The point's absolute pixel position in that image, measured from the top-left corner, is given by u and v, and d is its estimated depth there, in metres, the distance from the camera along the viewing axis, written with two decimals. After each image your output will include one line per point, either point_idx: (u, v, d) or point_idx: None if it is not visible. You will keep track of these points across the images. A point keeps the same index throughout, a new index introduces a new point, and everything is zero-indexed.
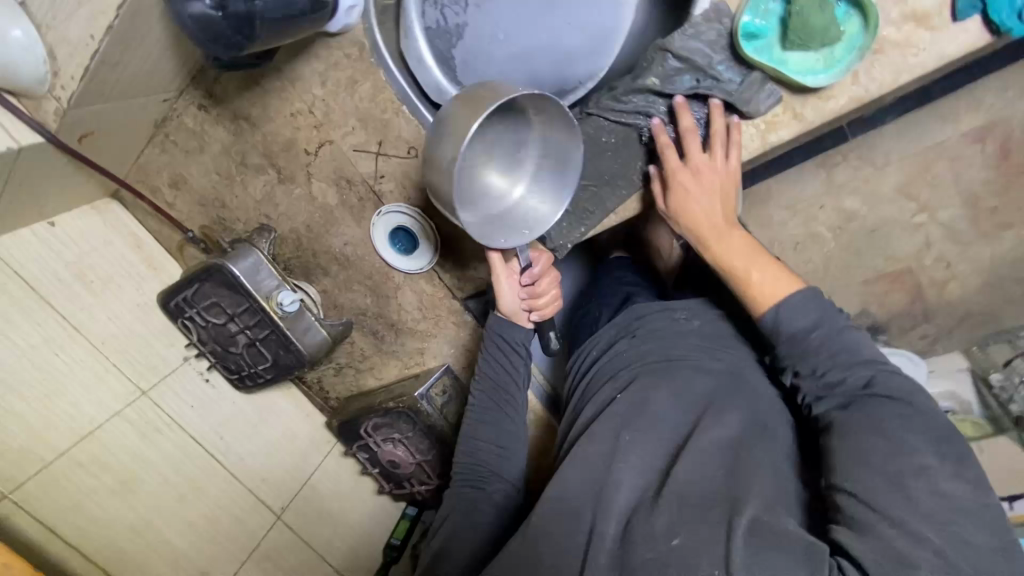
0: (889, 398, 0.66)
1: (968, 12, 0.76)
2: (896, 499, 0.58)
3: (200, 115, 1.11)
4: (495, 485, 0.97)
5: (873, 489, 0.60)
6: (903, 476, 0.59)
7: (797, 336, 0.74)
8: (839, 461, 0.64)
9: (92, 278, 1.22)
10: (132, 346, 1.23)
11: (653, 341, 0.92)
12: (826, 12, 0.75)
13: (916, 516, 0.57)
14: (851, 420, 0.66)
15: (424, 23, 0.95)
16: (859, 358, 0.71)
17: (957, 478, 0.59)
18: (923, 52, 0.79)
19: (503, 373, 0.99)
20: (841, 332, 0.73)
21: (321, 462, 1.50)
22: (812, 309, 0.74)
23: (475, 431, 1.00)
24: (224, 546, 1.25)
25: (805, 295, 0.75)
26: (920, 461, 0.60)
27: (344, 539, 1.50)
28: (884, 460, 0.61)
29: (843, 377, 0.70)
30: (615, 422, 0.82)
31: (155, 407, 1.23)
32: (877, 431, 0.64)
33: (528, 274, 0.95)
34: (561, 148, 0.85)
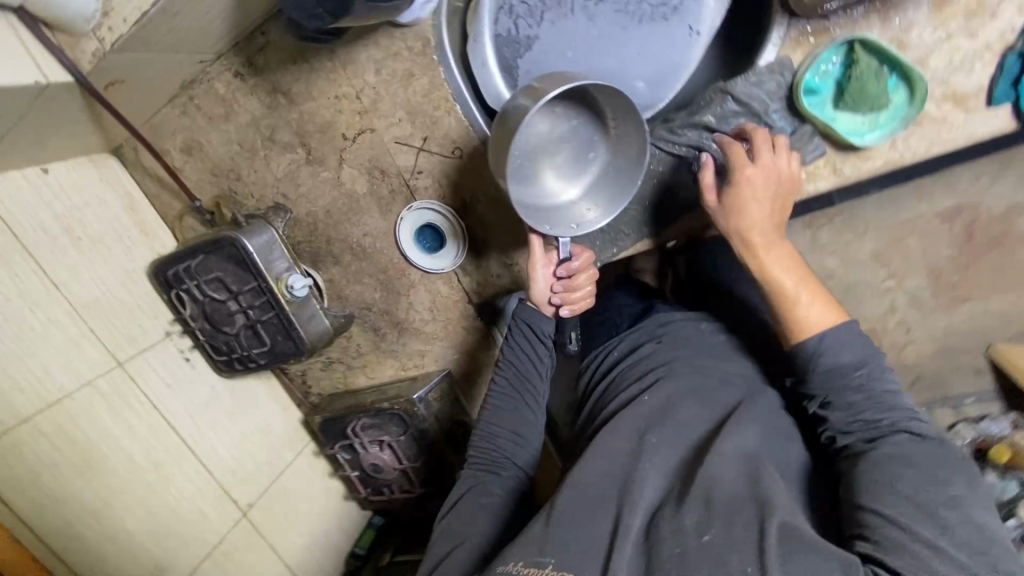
0: (919, 437, 0.71)
1: (1001, 100, 0.83)
2: (924, 521, 0.62)
3: (234, 83, 1.07)
4: (509, 473, 0.90)
5: (901, 509, 0.63)
6: (935, 504, 0.63)
7: (835, 370, 0.77)
8: (869, 483, 0.67)
9: (80, 234, 1.12)
10: (114, 312, 1.14)
11: (683, 349, 0.93)
12: (880, 82, 0.83)
13: (943, 540, 0.60)
14: (881, 451, 0.70)
15: (494, 29, 0.91)
16: (890, 400, 0.75)
17: (981, 512, 0.63)
18: (956, 130, 0.85)
19: (528, 360, 0.95)
20: (876, 371, 0.76)
21: (292, 460, 1.42)
22: (852, 345, 0.77)
23: (492, 418, 0.94)
24: (184, 541, 1.15)
25: (846, 328, 0.78)
26: (952, 493, 0.64)
27: (306, 544, 1.41)
28: (915, 489, 0.64)
29: (878, 416, 0.74)
30: (640, 421, 0.82)
31: (131, 382, 1.14)
32: (907, 462, 0.67)
33: (566, 266, 0.93)
34: (628, 148, 0.88)
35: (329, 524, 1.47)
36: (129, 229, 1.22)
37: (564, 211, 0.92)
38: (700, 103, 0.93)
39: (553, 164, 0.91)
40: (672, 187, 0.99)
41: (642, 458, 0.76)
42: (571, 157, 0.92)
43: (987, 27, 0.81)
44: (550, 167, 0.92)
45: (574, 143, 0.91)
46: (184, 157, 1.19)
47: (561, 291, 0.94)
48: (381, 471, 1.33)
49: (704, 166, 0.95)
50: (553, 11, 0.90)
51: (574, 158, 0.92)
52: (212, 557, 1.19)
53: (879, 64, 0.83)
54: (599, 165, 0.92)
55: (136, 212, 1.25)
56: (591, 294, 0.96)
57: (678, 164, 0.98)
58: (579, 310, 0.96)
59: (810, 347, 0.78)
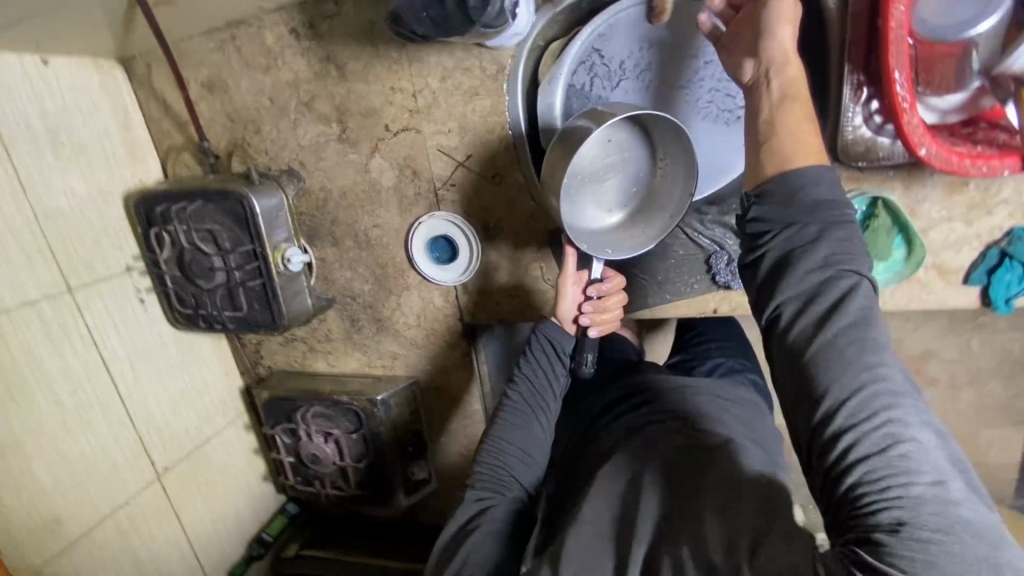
0: (869, 312, 0.60)
1: (977, 282, 0.86)
2: (890, 448, 0.55)
3: (286, 38, 1.02)
4: (517, 491, 0.91)
5: (865, 433, 0.56)
6: (889, 425, 0.56)
7: (814, 209, 0.64)
8: (831, 393, 0.58)
9: (64, 139, 1.02)
10: (80, 231, 1.04)
11: (665, 388, 0.93)
12: (885, 239, 0.86)
13: (904, 468, 0.54)
14: (840, 337, 0.59)
15: (570, 80, 0.93)
16: (854, 258, 0.63)
17: (928, 430, 0.57)
18: (933, 294, 0.89)
19: (544, 377, 0.97)
20: (847, 223, 0.64)
21: (222, 429, 1.30)
22: (832, 186, 0.65)
23: (504, 433, 0.94)
24: (89, 497, 1.02)
25: (829, 170, 0.66)
26: (897, 402, 0.57)
27: (215, 526, 1.27)
28: (866, 395, 0.57)
29: (833, 281, 0.61)
30: (628, 460, 0.81)
31: (74, 311, 1.02)
32: (862, 362, 0.58)
33: (597, 288, 0.95)
34: (676, 175, 0.89)
35: (243, 508, 1.35)
36: (117, 146, 1.11)
37: (617, 231, 0.92)
38: (733, 203, 0.94)
39: (611, 182, 0.90)
40: (681, 274, 0.99)
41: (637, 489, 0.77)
42: (628, 174, 0.91)
43: (985, 218, 0.83)
44: (608, 184, 0.90)
45: (631, 160, 0.89)
46: (204, 93, 1.11)
47: (590, 312, 0.95)
48: (318, 462, 1.28)
49: (719, 261, 0.97)
50: (630, 82, 0.92)
51: (631, 175, 0.91)
52: (112, 521, 1.06)
53: (890, 224, 0.86)
54: (656, 182, 0.91)
55: (129, 131, 1.14)
56: (619, 314, 0.97)
57: (694, 254, 0.98)
58: (606, 330, 0.97)
59: (798, 180, 0.65)
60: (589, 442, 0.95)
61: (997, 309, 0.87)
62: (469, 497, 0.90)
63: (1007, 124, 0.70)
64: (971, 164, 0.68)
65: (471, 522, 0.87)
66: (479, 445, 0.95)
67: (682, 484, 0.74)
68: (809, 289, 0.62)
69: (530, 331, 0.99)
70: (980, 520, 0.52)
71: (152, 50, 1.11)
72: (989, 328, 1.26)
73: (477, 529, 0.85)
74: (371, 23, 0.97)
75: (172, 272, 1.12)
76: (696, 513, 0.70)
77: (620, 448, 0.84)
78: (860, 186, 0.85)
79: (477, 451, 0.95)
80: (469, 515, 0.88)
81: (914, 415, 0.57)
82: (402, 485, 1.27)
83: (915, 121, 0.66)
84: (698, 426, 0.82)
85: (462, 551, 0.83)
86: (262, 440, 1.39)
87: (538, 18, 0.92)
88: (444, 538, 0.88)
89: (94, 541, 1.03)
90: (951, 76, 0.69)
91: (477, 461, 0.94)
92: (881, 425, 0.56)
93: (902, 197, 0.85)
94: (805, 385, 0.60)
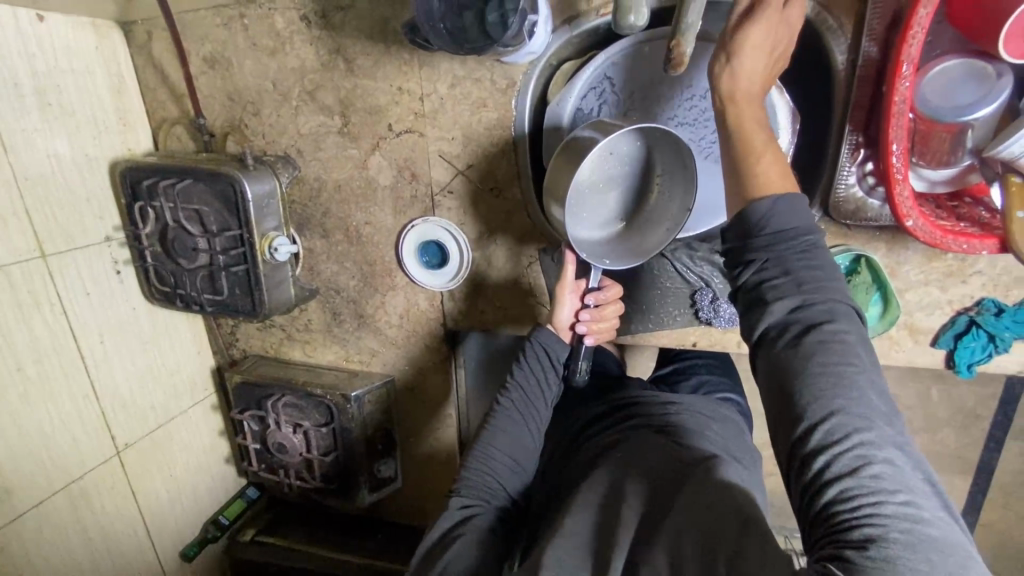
0: (848, 337, 0.62)
1: (943, 345, 0.89)
2: (863, 467, 0.56)
3: (297, 25, 1.00)
4: (500, 498, 0.89)
5: (837, 453, 0.57)
6: (862, 446, 0.57)
7: (771, 241, 0.66)
8: (806, 414, 0.60)
9: (52, 100, 0.98)
10: (61, 197, 1.01)
11: (648, 403, 0.94)
12: (864, 295, 0.88)
13: (877, 487, 0.55)
14: (816, 360, 0.61)
15: (579, 104, 0.94)
16: (832, 283, 0.65)
17: (901, 452, 0.58)
18: (902, 352, 0.92)
19: (537, 386, 0.95)
20: (819, 247, 0.66)
21: (189, 409, 1.28)
22: (802, 214, 0.66)
23: (493, 440, 0.91)
24: (43, 469, 0.99)
25: (799, 197, 0.67)
26: (870, 424, 0.58)
27: (173, 507, 1.25)
28: (840, 417, 0.58)
29: (816, 306, 0.63)
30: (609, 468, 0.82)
31: (46, 277, 0.98)
32: (837, 385, 0.60)
33: (596, 296, 0.92)
34: (674, 194, 0.87)
35: (201, 490, 1.32)
36: (107, 112, 1.08)
37: (615, 245, 0.89)
38: None
39: (609, 196, 0.88)
40: (666, 305, 1.01)
41: (618, 500, 0.76)
42: (625, 188, 0.88)
43: (958, 286, 0.86)
44: (605, 197, 0.87)
45: (628, 175, 0.87)
46: (205, 69, 1.09)
47: (587, 320, 0.92)
48: (284, 452, 1.27)
49: (703, 297, 0.98)
50: (638, 113, 0.93)
51: (629, 190, 0.88)
52: (65, 494, 1.03)
53: (870, 283, 0.88)
54: (654, 198, 0.88)
55: (122, 98, 1.11)
56: (615, 322, 0.95)
57: (680, 288, 0.99)
58: (602, 338, 0.94)
59: (758, 212, 0.67)
60: (574, 452, 0.95)
61: (959, 372, 0.90)
62: (453, 504, 0.87)
63: (989, 202, 0.73)
64: (954, 240, 0.71)
65: (453, 530, 0.84)
66: (467, 452, 0.93)
67: (659, 497, 0.74)
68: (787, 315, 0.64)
69: (527, 336, 0.97)
70: (950, 541, 0.53)
71: (154, 18, 1.08)
72: (949, 381, 1.31)
73: (460, 539, 0.82)
74: (385, 21, 0.96)
75: (153, 248, 1.10)
76: (664, 515, 0.71)
77: (603, 458, 0.85)
78: (845, 243, 0.88)
79: (464, 457, 0.92)
80: (452, 523, 0.85)
81: (887, 437, 0.58)
82: (367, 481, 1.26)
83: (906, 193, 0.69)
84: (680, 442, 0.83)
85: (443, 561, 0.80)
86: (228, 423, 1.36)
87: (554, 39, 0.91)
88: (424, 546, 0.85)
89: (44, 514, 0.99)
90: (944, 151, 0.71)
91: (463, 467, 0.91)
92: (854, 445, 0.57)
93: (884, 257, 0.87)
94: (782, 408, 0.62)
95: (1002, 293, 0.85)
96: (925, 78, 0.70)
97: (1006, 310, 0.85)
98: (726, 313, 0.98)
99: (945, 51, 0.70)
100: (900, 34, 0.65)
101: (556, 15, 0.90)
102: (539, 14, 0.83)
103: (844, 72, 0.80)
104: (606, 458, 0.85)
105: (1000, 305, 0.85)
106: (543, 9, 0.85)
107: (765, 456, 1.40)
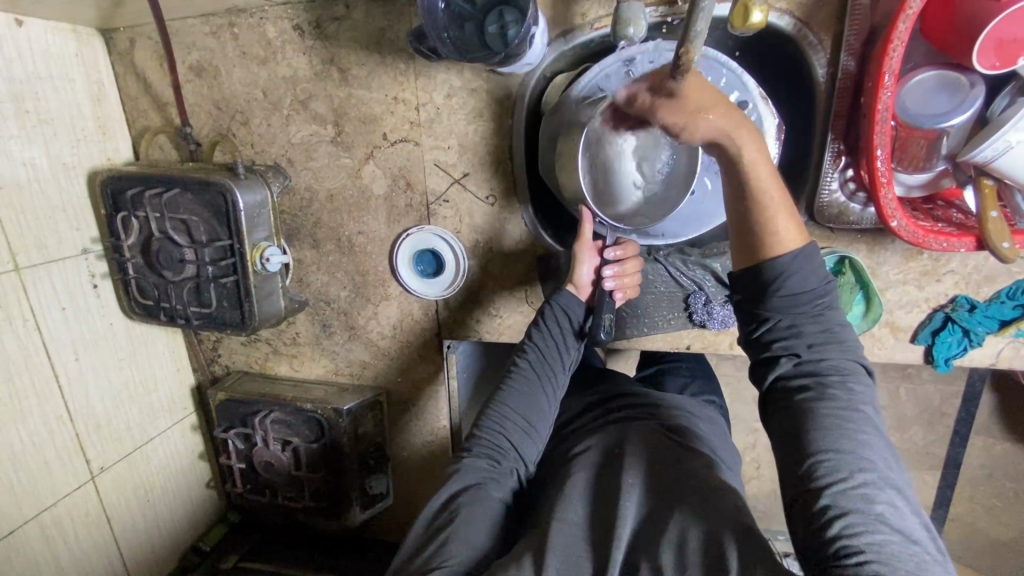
0: (853, 387, 0.67)
1: (922, 341, 0.94)
2: (869, 508, 0.60)
3: (289, 34, 1.00)
4: (510, 462, 0.86)
5: (843, 490, 0.61)
6: (864, 485, 0.61)
7: (785, 301, 0.69)
8: (815, 457, 0.63)
9: (30, 108, 0.94)
10: (35, 207, 0.96)
11: (639, 404, 0.97)
12: (850, 296, 0.93)
13: (881, 527, 0.59)
14: (824, 408, 0.66)
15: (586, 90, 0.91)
16: (839, 341, 0.70)
17: (900, 497, 0.62)
18: (885, 348, 0.96)
19: (556, 350, 0.92)
20: (829, 306, 0.70)
21: (168, 428, 1.22)
22: (817, 269, 0.69)
23: (509, 401, 0.89)
24: (11, 496, 0.92)
25: (811, 249, 0.69)
26: (872, 466, 0.62)
27: (150, 534, 1.18)
28: (845, 457, 0.62)
29: (824, 356, 0.69)
30: (599, 470, 0.82)
31: (18, 291, 0.93)
32: (845, 433, 0.64)
33: (613, 252, 0.92)
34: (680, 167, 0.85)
35: (179, 516, 1.25)
36: (85, 118, 1.04)
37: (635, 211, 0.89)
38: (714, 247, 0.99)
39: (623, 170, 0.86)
40: (660, 309, 1.02)
41: (614, 488, 0.78)
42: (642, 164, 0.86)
43: (934, 285, 0.91)
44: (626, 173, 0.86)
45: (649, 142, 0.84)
46: (191, 77, 1.07)
47: (613, 275, 0.91)
48: (272, 471, 1.23)
49: (697, 300, 0.99)
50: None
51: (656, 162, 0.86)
52: (36, 524, 0.96)
53: (855, 284, 0.92)
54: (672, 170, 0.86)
55: (101, 104, 1.07)
56: (637, 277, 0.95)
57: (675, 292, 1.00)
58: (627, 295, 0.94)
59: (775, 270, 0.69)
60: (564, 440, 0.97)
61: (937, 367, 0.95)
62: (464, 464, 0.84)
63: (961, 205, 0.79)
64: (934, 239, 0.75)
65: (463, 493, 0.81)
66: (480, 411, 0.90)
67: (662, 497, 0.75)
68: (791, 366, 0.70)
69: (548, 297, 0.94)
70: None
71: (138, 26, 1.06)
72: (917, 380, 1.37)
73: (469, 499, 0.79)
74: (381, 32, 0.97)
75: (135, 259, 1.05)
76: (671, 507, 0.73)
77: (594, 447, 0.88)
78: (830, 245, 0.93)
79: (477, 416, 0.90)
80: (461, 484, 0.82)
81: (887, 480, 0.62)
82: (359, 498, 1.22)
83: (891, 196, 0.73)
84: (682, 441, 0.87)
85: (449, 526, 0.76)
86: (208, 443, 1.31)
87: (549, 51, 0.94)
88: (429, 511, 0.80)
89: (13, 545, 0.93)
90: (921, 156, 0.76)
91: (474, 428, 0.88)
92: (857, 484, 0.61)
93: (865, 258, 0.92)
94: (791, 452, 0.66)
95: (973, 291, 0.91)
96: (904, 88, 0.75)
97: (978, 306, 0.90)
98: (719, 316, 1.00)
99: (918, 64, 0.75)
100: (882, 47, 0.69)
101: (551, 28, 0.92)
102: (538, 27, 0.85)
103: (825, 85, 0.85)
104: (597, 451, 0.87)
105: (972, 302, 0.91)
106: (541, 23, 0.87)
107: (751, 459, 1.43)
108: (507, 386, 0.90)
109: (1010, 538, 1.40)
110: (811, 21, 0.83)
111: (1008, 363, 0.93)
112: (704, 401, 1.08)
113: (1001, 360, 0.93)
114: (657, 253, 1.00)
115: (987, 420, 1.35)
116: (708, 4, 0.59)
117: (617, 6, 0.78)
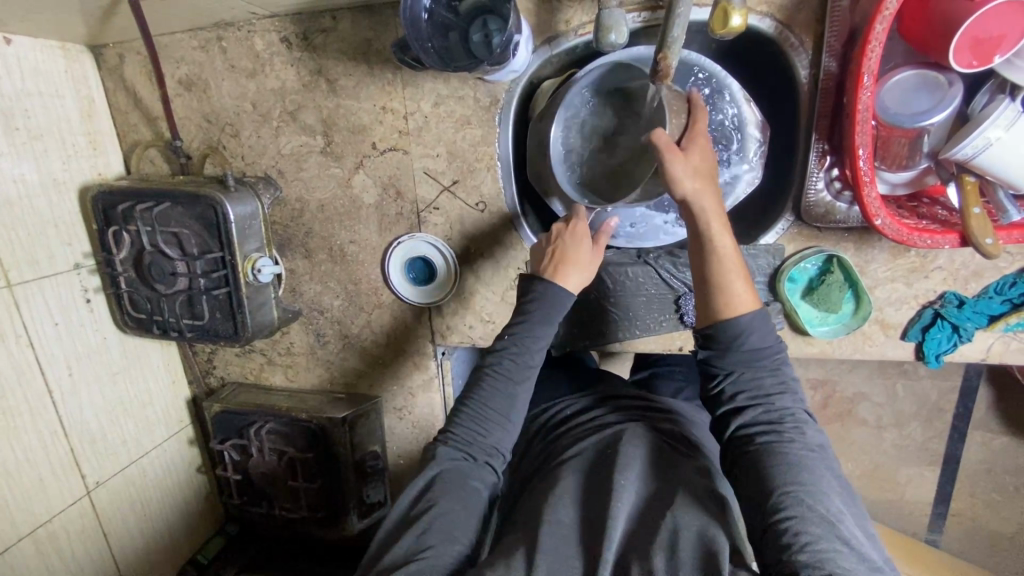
0: (807, 432, 0.73)
1: (913, 338, 0.94)
2: (835, 536, 0.63)
3: (277, 47, 1.01)
4: (485, 459, 0.84)
5: (809, 520, 0.64)
6: (828, 515, 0.65)
7: (746, 354, 0.75)
8: (780, 490, 0.67)
9: (20, 126, 0.95)
10: (26, 224, 0.96)
11: (637, 408, 0.97)
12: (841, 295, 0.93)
13: (848, 556, 0.62)
14: (784, 448, 0.71)
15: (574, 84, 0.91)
16: (791, 391, 0.76)
17: (857, 531, 0.66)
18: (876, 345, 0.96)
19: (535, 344, 0.87)
20: (783, 361, 0.77)
21: (164, 440, 1.21)
22: (771, 330, 0.76)
23: (485, 398, 0.86)
24: (7, 514, 0.92)
25: (762, 313, 0.76)
26: (834, 500, 0.67)
27: (146, 548, 1.17)
28: (809, 492, 0.66)
29: (778, 403, 0.75)
30: (590, 474, 0.81)
31: (10, 308, 0.93)
32: (806, 469, 0.69)
33: None
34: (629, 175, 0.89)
35: (175, 529, 1.25)
36: (75, 133, 1.04)
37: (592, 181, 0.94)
38: None
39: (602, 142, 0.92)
40: (651, 312, 1.01)
41: (607, 486, 0.77)
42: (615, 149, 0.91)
43: (922, 281, 0.92)
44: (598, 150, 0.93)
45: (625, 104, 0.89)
46: (181, 91, 1.08)
47: None
48: (270, 481, 1.23)
49: (688, 302, 0.99)
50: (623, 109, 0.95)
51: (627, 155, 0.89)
52: (31, 540, 0.96)
53: (844, 282, 0.93)
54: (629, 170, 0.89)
55: (91, 120, 1.08)
56: None
57: (665, 294, 1.00)
58: None
59: (738, 327, 0.75)
60: (555, 439, 0.96)
61: (929, 363, 0.95)
62: (439, 460, 0.83)
63: (945, 202, 0.80)
64: (919, 236, 0.76)
65: (437, 486, 0.80)
66: (459, 405, 0.88)
67: (655, 499, 0.75)
68: (759, 414, 0.74)
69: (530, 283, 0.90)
70: None
71: (128, 41, 1.06)
72: (912, 375, 1.38)
73: (444, 490, 0.79)
74: (368, 42, 0.97)
75: (127, 274, 1.06)
76: (666, 507, 0.73)
77: (587, 448, 0.87)
78: (817, 244, 0.93)
79: (455, 409, 0.88)
80: (437, 479, 0.81)
81: (845, 511, 0.67)
82: (356, 506, 1.22)
83: (873, 194, 0.74)
84: (673, 443, 0.86)
85: (422, 523, 0.76)
86: (205, 456, 1.31)
87: (534, 58, 0.95)
88: (404, 503, 0.81)
89: (8, 562, 0.92)
90: (903, 155, 0.77)
91: (450, 422, 0.87)
92: (821, 515, 0.65)
93: (853, 256, 0.93)
94: (759, 490, 0.69)
95: (961, 286, 0.91)
96: (883, 88, 0.76)
97: (967, 301, 0.91)
98: None
99: (897, 64, 0.76)
100: (860, 48, 0.70)
101: (536, 36, 0.93)
102: (522, 34, 0.85)
103: (808, 86, 0.86)
104: (590, 450, 0.86)
105: (960, 297, 0.91)
106: (525, 30, 0.87)
107: None
108: (484, 381, 0.87)
109: (1013, 533, 1.39)
110: (791, 23, 0.84)
111: (999, 357, 0.94)
112: (697, 403, 1.09)
113: (992, 355, 0.94)
114: (646, 254, 1.00)
115: (984, 414, 1.35)
116: (682, 10, 0.65)
117: (599, 12, 0.79)
